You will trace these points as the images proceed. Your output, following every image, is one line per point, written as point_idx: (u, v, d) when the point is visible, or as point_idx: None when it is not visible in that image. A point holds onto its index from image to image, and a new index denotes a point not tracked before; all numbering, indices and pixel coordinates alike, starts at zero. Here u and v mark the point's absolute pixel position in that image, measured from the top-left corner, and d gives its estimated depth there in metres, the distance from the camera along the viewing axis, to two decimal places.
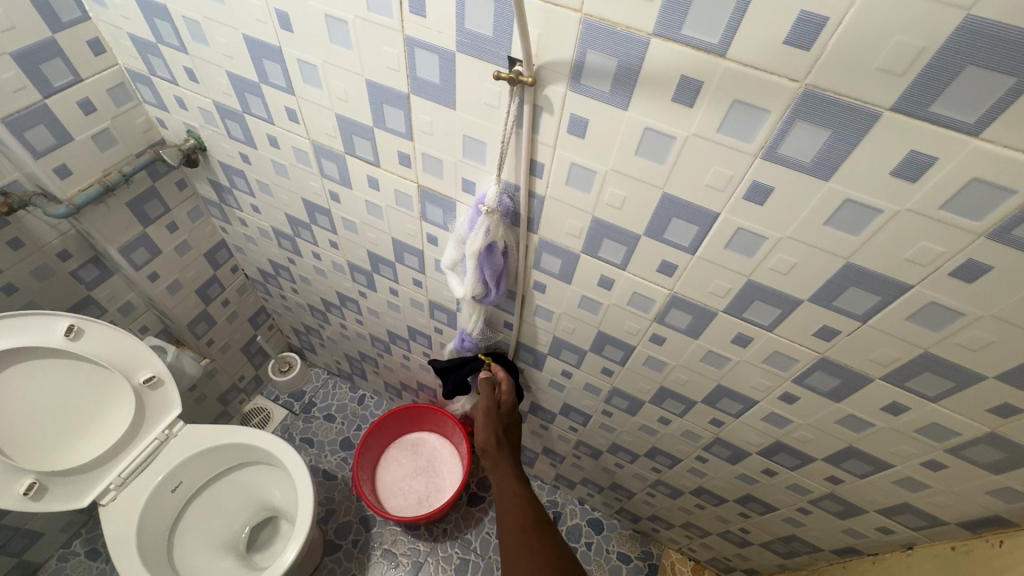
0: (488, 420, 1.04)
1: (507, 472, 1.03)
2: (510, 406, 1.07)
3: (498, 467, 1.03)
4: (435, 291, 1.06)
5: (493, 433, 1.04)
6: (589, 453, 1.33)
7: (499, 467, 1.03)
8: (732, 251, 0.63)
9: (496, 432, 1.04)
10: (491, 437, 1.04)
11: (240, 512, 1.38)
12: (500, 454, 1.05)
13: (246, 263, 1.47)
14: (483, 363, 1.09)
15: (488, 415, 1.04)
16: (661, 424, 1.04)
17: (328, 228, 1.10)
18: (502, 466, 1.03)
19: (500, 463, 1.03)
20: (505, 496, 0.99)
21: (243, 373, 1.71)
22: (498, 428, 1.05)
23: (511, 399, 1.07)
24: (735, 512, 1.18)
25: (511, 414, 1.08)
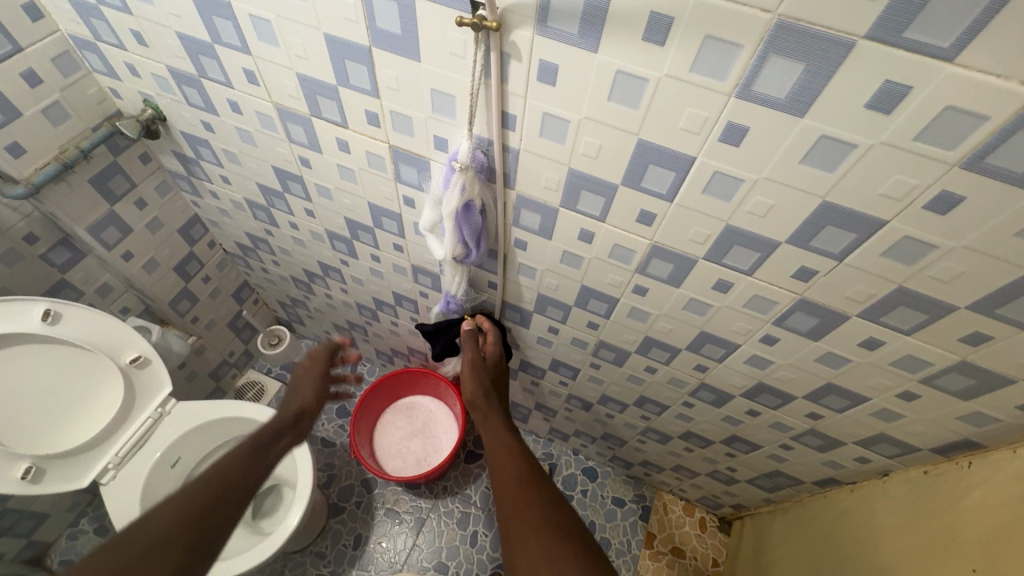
0: (474, 371, 1.05)
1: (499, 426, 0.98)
2: (496, 357, 1.08)
3: (489, 419, 1.01)
4: (417, 255, 1.05)
5: (481, 384, 1.04)
6: (580, 406, 1.37)
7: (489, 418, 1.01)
8: (710, 195, 0.62)
9: (484, 384, 1.05)
10: (479, 388, 1.04)
11: None
12: (490, 408, 1.03)
13: (223, 239, 1.44)
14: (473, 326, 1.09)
15: (474, 367, 1.06)
16: (648, 373, 1.06)
17: (302, 196, 1.07)
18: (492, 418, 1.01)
19: (490, 415, 1.01)
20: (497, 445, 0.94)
21: (232, 349, 1.71)
22: (485, 378, 1.05)
23: (497, 350, 1.07)
24: (722, 452, 1.23)
25: (498, 365, 1.09)
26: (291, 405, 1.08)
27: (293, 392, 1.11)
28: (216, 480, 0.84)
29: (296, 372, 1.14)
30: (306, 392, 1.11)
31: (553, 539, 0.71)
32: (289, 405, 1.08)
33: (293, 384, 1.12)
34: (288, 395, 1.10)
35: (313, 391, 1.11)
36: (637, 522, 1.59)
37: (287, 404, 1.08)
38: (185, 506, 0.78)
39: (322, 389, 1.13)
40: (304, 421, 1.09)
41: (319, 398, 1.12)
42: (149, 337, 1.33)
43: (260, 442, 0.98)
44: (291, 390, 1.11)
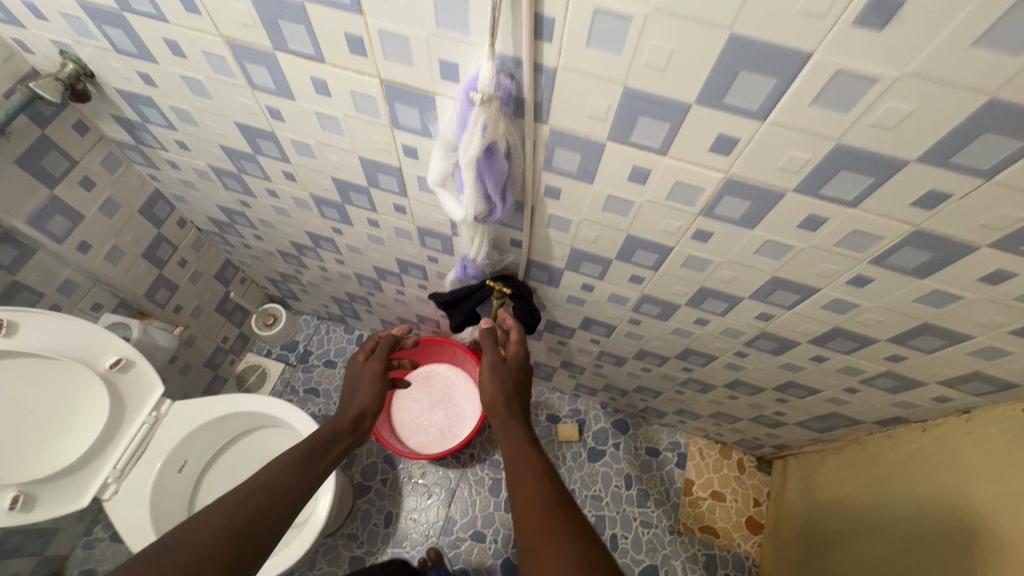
0: (495, 375, 0.92)
1: (526, 446, 0.81)
2: (520, 363, 0.97)
3: (513, 434, 0.84)
4: (423, 216, 0.89)
5: (503, 388, 0.91)
6: (613, 362, 1.26)
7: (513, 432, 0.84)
8: (823, 106, 0.47)
9: (507, 390, 0.90)
10: (500, 395, 0.89)
11: None
12: (513, 421, 0.86)
13: (194, 216, 1.27)
14: (497, 292, 0.95)
15: (496, 371, 0.93)
16: (698, 325, 0.94)
17: (278, 157, 0.90)
18: (517, 434, 0.84)
19: (514, 430, 0.85)
20: (522, 464, 0.77)
21: (225, 334, 1.57)
22: (508, 385, 0.92)
23: (520, 354, 0.98)
24: (772, 398, 1.14)
25: (521, 371, 0.96)
26: (348, 405, 1.01)
27: (353, 391, 1.04)
28: (270, 488, 0.77)
29: (351, 372, 1.09)
30: (364, 390, 1.04)
31: None
32: (348, 407, 1.01)
33: (349, 384, 1.06)
34: (346, 396, 1.04)
35: (370, 387, 1.04)
36: (674, 470, 1.54)
37: (343, 405, 1.02)
38: (236, 512, 0.71)
39: (381, 384, 1.06)
40: (365, 424, 1.01)
41: (376, 393, 1.04)
42: (129, 335, 1.19)
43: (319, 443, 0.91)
44: (346, 392, 1.05)
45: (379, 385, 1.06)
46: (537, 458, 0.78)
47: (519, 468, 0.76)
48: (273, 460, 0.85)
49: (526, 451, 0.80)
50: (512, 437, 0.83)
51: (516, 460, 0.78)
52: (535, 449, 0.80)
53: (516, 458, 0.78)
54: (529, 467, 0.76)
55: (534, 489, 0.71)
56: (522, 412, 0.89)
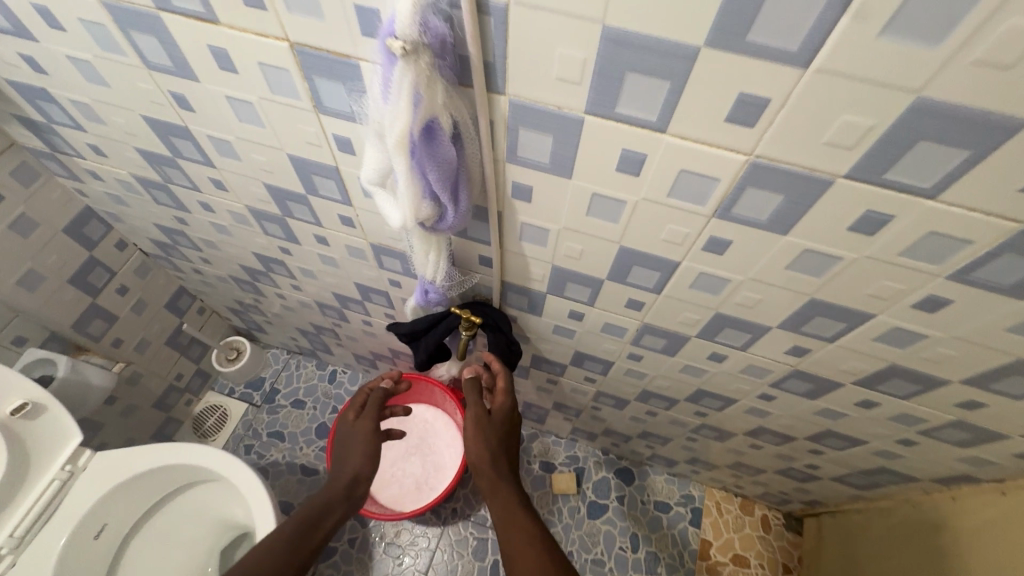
0: (483, 428, 0.76)
1: (523, 518, 0.65)
2: (507, 412, 0.79)
3: (506, 505, 0.68)
4: (374, 229, 0.74)
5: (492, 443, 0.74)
6: (613, 404, 1.08)
7: (505, 502, 0.68)
8: (896, 40, 0.36)
9: (494, 448, 0.74)
10: (487, 453, 0.73)
11: (201, 538, 1.12)
12: (503, 487, 0.70)
13: (135, 237, 1.12)
14: (465, 322, 0.77)
15: (481, 424, 0.76)
16: (714, 360, 0.81)
17: (200, 159, 0.78)
18: (511, 504, 0.67)
19: (506, 497, 0.69)
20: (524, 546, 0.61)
21: (179, 371, 1.41)
22: (497, 441, 0.75)
23: (508, 401, 0.80)
24: (804, 449, 0.95)
25: (509, 423, 0.79)
26: (340, 470, 0.86)
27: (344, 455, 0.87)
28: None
29: (342, 433, 0.91)
30: (354, 452, 0.87)
31: None
32: (338, 473, 0.85)
33: (339, 446, 0.90)
34: (336, 459, 0.88)
35: (361, 451, 0.87)
36: (688, 530, 1.33)
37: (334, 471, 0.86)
38: None
39: (376, 444, 0.89)
40: (359, 490, 0.85)
41: (370, 454, 0.88)
42: (54, 373, 1.04)
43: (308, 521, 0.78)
44: (337, 455, 0.89)
45: (374, 446, 0.89)
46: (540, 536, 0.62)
47: (518, 551, 0.60)
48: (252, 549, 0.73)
49: (525, 526, 0.64)
50: (505, 508, 0.67)
51: (513, 540, 0.62)
52: (535, 522, 0.64)
53: (514, 536, 0.62)
54: (530, 546, 0.60)
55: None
56: (512, 474, 0.73)
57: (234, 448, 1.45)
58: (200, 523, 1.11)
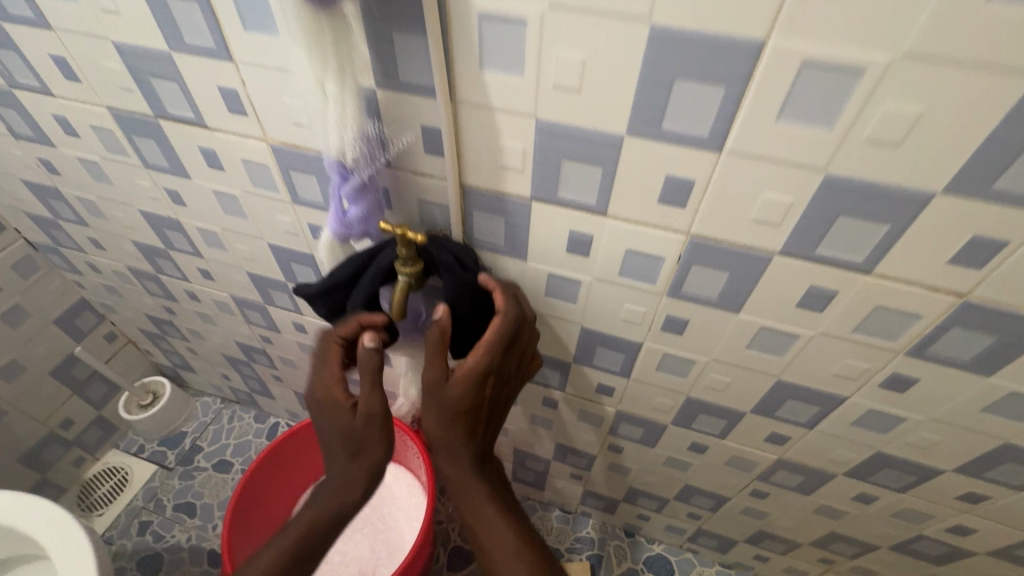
0: (439, 403, 0.49)
1: (495, 519, 0.50)
2: (478, 377, 0.48)
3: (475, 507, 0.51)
4: (273, 112, 0.49)
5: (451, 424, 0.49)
6: (639, 440, 0.75)
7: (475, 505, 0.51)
8: None
9: (450, 429, 0.50)
10: (442, 437, 0.50)
11: None
12: (456, 467, 0.51)
13: (14, 214, 0.86)
14: (401, 244, 0.47)
15: (437, 397, 0.49)
16: (809, 318, 0.47)
17: (30, 17, 0.50)
18: (479, 504, 0.51)
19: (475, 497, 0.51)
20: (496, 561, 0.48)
21: (67, 416, 1.07)
22: (460, 419, 0.50)
23: (481, 361, 0.48)
24: (948, 499, 0.61)
25: (485, 386, 0.49)
26: (348, 470, 0.50)
27: (351, 449, 0.50)
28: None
29: (331, 422, 0.51)
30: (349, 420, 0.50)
31: None
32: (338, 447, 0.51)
33: (332, 438, 0.51)
34: (331, 459, 0.51)
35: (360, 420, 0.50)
36: None
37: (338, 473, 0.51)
38: None
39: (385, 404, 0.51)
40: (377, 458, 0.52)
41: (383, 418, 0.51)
42: None
43: (305, 549, 0.49)
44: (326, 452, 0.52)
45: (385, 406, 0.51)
46: (523, 554, 0.48)
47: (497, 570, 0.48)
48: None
49: (501, 542, 0.49)
50: (473, 512, 0.51)
51: (489, 555, 0.49)
52: (513, 525, 0.50)
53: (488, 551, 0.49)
54: (511, 565, 0.47)
55: None
56: (476, 452, 0.52)
57: (125, 525, 1.08)
58: None
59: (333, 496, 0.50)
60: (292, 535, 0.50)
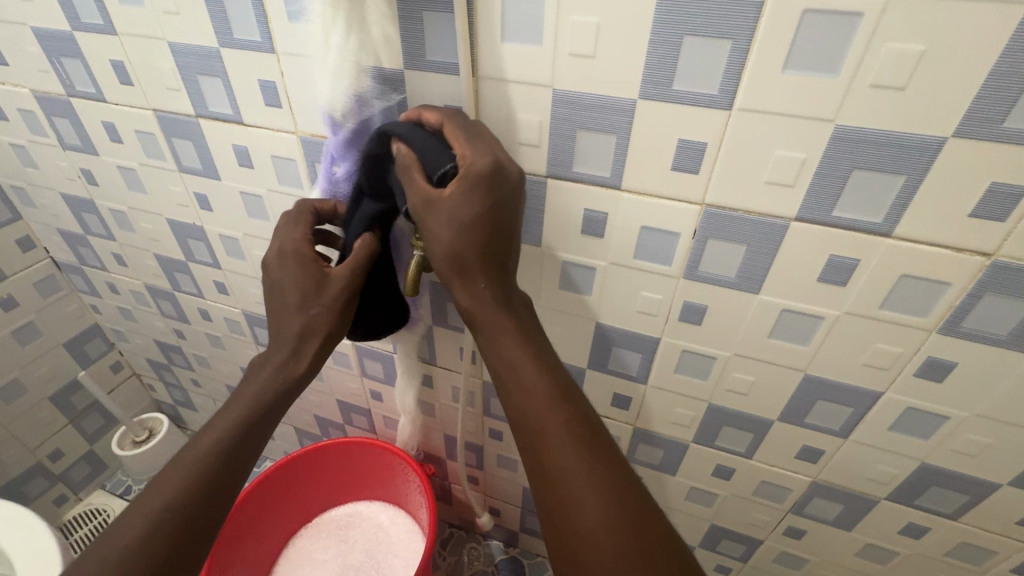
0: (434, 216, 0.43)
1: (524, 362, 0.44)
2: (485, 175, 0.41)
3: (501, 350, 0.44)
4: (305, 101, 0.53)
5: (454, 241, 0.43)
6: (659, 466, 0.70)
7: (502, 348, 0.44)
8: None
9: (461, 247, 0.43)
10: (454, 263, 0.44)
11: None
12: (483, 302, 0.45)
13: (46, 232, 0.89)
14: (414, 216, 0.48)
15: (439, 210, 0.42)
16: (831, 298, 0.46)
17: (100, 25, 0.56)
18: (505, 343, 0.44)
19: (502, 337, 0.44)
20: (526, 414, 0.42)
21: (57, 447, 1.03)
22: (474, 237, 0.43)
23: (482, 155, 0.42)
24: (1009, 527, 0.54)
25: (494, 192, 0.42)
26: (302, 325, 0.50)
27: (308, 302, 0.50)
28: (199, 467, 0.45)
29: (291, 276, 0.50)
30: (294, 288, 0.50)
31: (604, 482, 0.39)
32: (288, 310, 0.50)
33: (288, 287, 0.50)
34: (286, 313, 0.51)
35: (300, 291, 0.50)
36: None
37: (287, 332, 0.51)
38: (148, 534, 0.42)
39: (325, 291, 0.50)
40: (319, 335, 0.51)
41: (325, 300, 0.50)
42: None
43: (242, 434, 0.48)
44: (278, 304, 0.51)
45: (325, 291, 0.50)
46: (557, 403, 0.42)
47: (526, 420, 0.42)
48: (167, 474, 0.45)
49: (532, 387, 0.42)
50: (502, 358, 0.44)
51: (520, 405, 0.43)
52: (549, 379, 0.43)
53: (514, 395, 0.43)
54: (543, 414, 0.41)
55: (561, 455, 0.40)
56: (498, 282, 0.45)
57: None
58: None
59: (279, 367, 0.51)
60: (237, 409, 0.49)
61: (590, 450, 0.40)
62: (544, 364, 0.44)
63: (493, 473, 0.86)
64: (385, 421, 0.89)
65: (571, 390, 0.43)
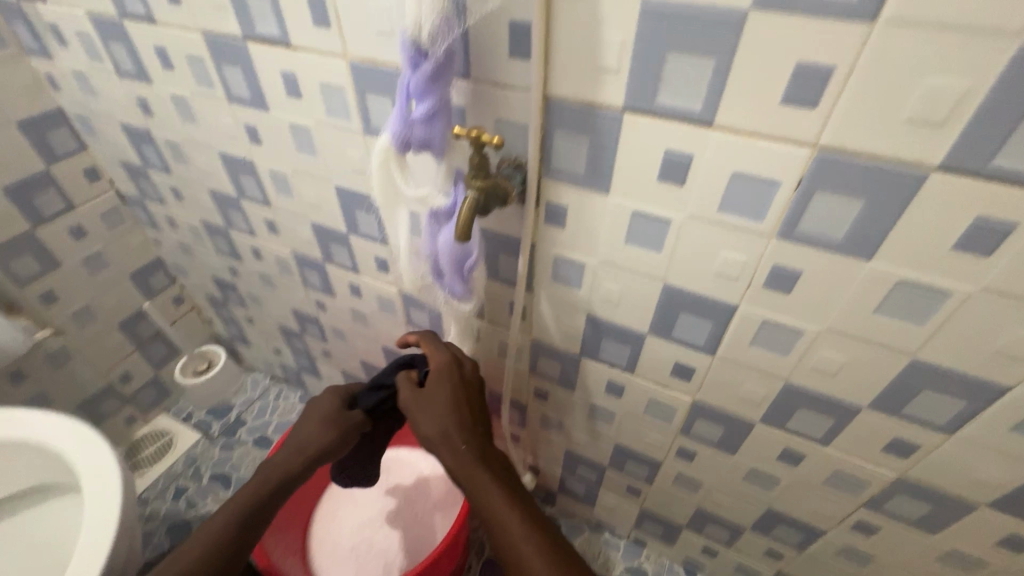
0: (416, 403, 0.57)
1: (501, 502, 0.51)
2: (452, 365, 0.58)
3: (483, 498, 0.52)
4: (356, 19, 0.47)
5: (433, 414, 0.56)
6: (716, 445, 0.64)
7: (485, 497, 0.51)
8: None
9: (444, 420, 0.55)
10: (443, 431, 0.54)
11: None
12: (465, 455, 0.53)
13: (109, 164, 0.91)
14: (473, 149, 0.43)
15: (420, 400, 0.57)
16: (966, 272, 0.37)
17: None
18: (487, 490, 0.52)
19: (481, 483, 0.52)
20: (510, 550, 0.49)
21: (126, 371, 1.09)
22: (446, 408, 0.56)
23: (446, 353, 0.59)
24: None
25: (459, 374, 0.58)
26: (310, 438, 0.61)
27: (321, 424, 0.61)
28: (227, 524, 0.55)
29: (318, 407, 0.63)
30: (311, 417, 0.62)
31: None
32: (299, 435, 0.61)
33: (312, 416, 0.62)
34: (302, 429, 0.61)
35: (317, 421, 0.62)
36: None
37: (301, 437, 0.61)
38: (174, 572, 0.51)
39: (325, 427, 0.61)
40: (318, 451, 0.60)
41: (327, 429, 0.61)
42: None
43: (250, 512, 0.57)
44: (300, 427, 0.62)
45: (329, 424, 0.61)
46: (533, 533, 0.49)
47: (511, 557, 0.48)
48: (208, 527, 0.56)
49: (510, 526, 0.50)
50: (483, 503, 0.52)
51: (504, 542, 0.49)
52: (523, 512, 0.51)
53: (496, 535, 0.50)
54: (524, 546, 0.48)
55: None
56: (479, 439, 0.55)
57: (162, 488, 1.07)
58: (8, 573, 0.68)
59: (295, 453, 0.60)
60: (261, 484, 0.59)
61: (562, 568, 0.46)
62: (518, 502, 0.52)
63: (535, 433, 0.83)
64: None
65: (544, 523, 0.51)
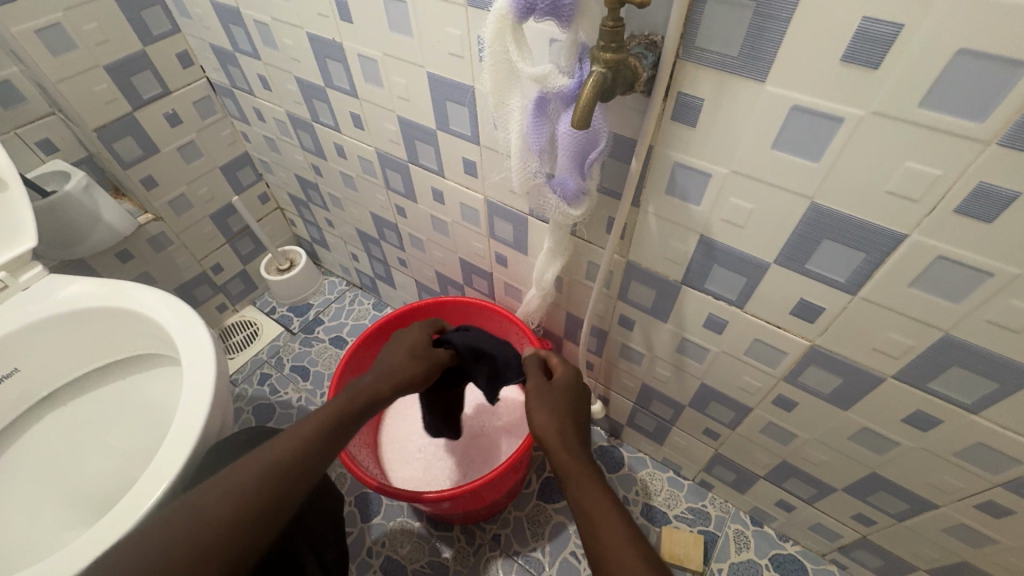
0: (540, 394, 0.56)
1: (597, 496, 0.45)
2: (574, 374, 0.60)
3: (585, 497, 0.45)
4: None
5: (551, 404, 0.54)
6: (827, 398, 0.57)
7: (584, 487, 0.46)
8: None
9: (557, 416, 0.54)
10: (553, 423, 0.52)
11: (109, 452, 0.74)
12: (568, 446, 0.50)
13: (200, 47, 0.89)
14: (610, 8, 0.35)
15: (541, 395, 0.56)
16: None
17: None
18: (586, 482, 0.47)
19: (579, 474, 0.47)
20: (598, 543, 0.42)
21: (217, 261, 1.15)
22: (562, 406, 0.55)
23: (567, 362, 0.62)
24: None
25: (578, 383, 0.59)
26: (405, 364, 0.60)
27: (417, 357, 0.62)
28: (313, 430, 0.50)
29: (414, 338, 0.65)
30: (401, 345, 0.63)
31: None
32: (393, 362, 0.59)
33: (405, 345, 0.63)
34: (397, 358, 0.60)
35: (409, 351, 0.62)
36: None
37: (393, 362, 0.60)
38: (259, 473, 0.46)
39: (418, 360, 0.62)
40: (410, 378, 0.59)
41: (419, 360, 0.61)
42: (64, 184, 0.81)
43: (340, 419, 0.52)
44: (388, 355, 0.61)
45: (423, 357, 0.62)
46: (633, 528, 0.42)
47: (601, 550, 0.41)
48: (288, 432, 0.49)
49: (603, 517, 0.43)
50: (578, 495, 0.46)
51: (594, 537, 0.42)
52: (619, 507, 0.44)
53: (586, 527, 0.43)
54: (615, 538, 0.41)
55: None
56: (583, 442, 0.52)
57: (249, 372, 1.15)
58: (122, 425, 0.76)
59: (391, 375, 0.58)
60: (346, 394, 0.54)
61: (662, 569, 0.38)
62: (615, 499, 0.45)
63: (612, 363, 0.79)
64: (506, 288, 0.84)
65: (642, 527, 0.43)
